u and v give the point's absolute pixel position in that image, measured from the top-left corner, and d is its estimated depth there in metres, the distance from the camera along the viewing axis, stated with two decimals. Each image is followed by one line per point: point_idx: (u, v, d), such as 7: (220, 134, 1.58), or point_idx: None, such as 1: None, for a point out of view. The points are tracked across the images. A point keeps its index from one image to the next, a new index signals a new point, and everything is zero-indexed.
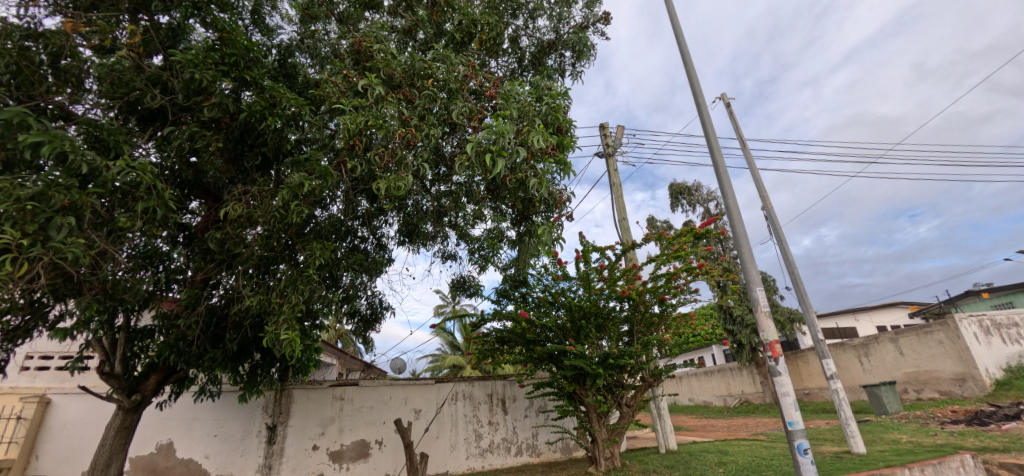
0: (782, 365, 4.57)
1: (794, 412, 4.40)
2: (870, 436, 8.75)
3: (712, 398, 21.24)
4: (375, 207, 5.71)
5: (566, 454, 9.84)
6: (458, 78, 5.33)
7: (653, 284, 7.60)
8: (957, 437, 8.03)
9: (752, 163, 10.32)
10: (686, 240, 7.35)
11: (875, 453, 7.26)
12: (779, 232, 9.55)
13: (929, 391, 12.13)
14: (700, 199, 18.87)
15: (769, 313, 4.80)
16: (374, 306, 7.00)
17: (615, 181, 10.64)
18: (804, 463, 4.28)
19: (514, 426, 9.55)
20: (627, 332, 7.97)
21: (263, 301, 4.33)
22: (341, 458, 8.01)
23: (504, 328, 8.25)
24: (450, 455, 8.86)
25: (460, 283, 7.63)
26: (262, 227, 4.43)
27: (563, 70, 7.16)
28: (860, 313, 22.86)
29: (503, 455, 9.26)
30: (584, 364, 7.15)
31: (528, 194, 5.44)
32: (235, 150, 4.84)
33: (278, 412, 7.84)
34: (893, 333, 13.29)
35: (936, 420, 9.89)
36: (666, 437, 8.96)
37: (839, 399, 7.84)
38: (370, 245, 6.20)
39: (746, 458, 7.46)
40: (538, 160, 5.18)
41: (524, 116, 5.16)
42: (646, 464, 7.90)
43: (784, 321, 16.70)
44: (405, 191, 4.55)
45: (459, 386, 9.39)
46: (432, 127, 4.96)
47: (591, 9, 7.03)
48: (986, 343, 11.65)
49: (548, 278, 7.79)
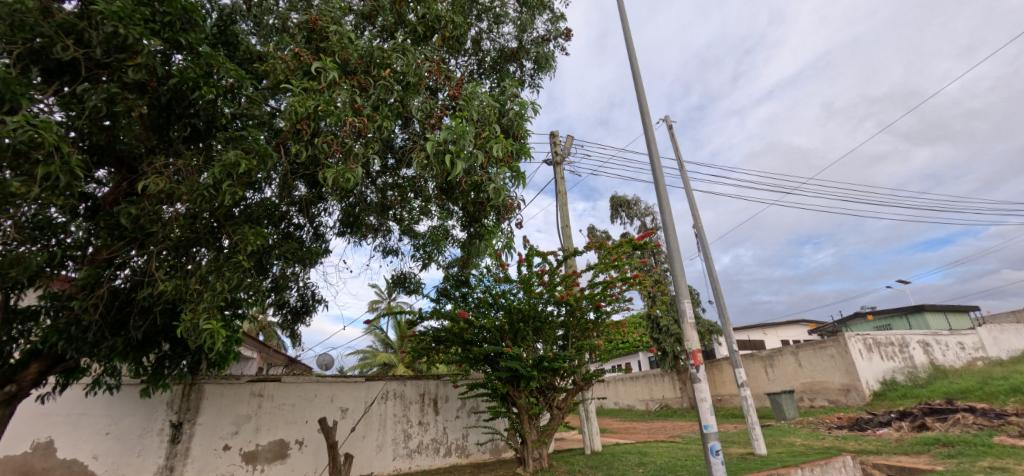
0: (702, 373, 4.93)
1: (710, 416, 4.74)
2: (770, 439, 9.67)
3: (636, 402, 22.40)
4: (315, 193, 5.54)
5: (495, 455, 9.95)
6: (418, 73, 5.22)
7: (591, 291, 7.85)
8: (841, 440, 9.11)
9: (688, 183, 11.04)
10: (624, 250, 7.70)
11: (775, 455, 8.05)
12: (706, 248, 10.30)
13: (820, 399, 13.69)
14: (638, 214, 19.84)
15: (693, 324, 5.17)
16: (306, 298, 6.63)
17: (562, 188, 10.94)
18: (715, 463, 4.62)
19: (444, 427, 9.47)
20: (563, 336, 8.18)
21: (180, 286, 3.92)
22: (255, 459, 7.48)
23: (441, 327, 8.17)
24: (377, 456, 8.58)
25: (400, 280, 7.46)
26: (185, 205, 4.06)
27: (523, 80, 7.27)
28: (768, 327, 25.33)
29: (431, 456, 9.14)
30: (519, 366, 7.22)
31: (480, 197, 5.46)
32: (160, 117, 4.39)
33: (186, 408, 7.14)
34: (794, 346, 14.77)
35: (825, 426, 11.14)
36: (592, 439, 9.28)
37: (747, 406, 8.52)
38: (307, 234, 5.91)
39: (664, 459, 7.94)
40: (492, 165, 5.21)
41: (483, 120, 5.17)
42: (572, 465, 8.16)
43: (705, 333, 17.99)
44: (353, 183, 4.37)
45: (391, 385, 9.14)
46: (385, 119, 4.84)
47: (555, 24, 7.19)
48: (868, 358, 13.22)
49: (490, 279, 7.81)
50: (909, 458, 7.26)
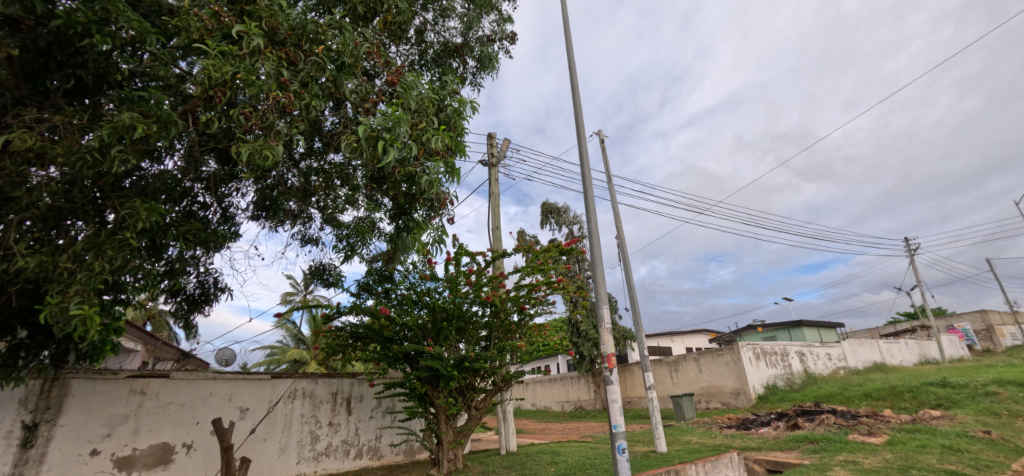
0: (615, 375, 5.19)
1: (619, 416, 5.01)
2: (671, 438, 10.46)
3: (552, 403, 23.10)
4: (227, 171, 5.06)
5: (409, 456, 9.71)
6: (355, 55, 4.97)
7: (516, 293, 7.95)
8: (729, 439, 10.12)
9: (615, 196, 11.63)
10: (550, 255, 7.92)
11: (673, 452, 8.73)
12: (626, 259, 10.93)
13: (714, 401, 15.11)
14: (566, 222, 20.53)
15: (609, 329, 5.44)
16: (206, 286, 6.00)
17: (496, 190, 11.01)
18: (621, 461, 4.88)
19: (356, 428, 9.05)
20: (486, 337, 8.20)
21: (45, 263, 3.34)
22: (130, 465, 6.59)
23: (360, 323, 7.81)
24: (278, 459, 7.96)
25: (318, 271, 7.02)
26: (61, 170, 3.54)
27: (464, 77, 7.21)
28: (675, 335, 27.43)
29: (340, 458, 8.68)
30: (439, 366, 7.11)
31: (411, 190, 5.31)
32: (35, 63, 3.73)
33: (44, 407, 6.05)
34: (696, 353, 16.12)
35: (717, 425, 12.29)
36: (509, 439, 9.39)
37: (653, 407, 9.13)
38: (213, 215, 5.36)
39: (575, 458, 8.26)
40: (427, 158, 5.08)
41: (422, 112, 5.04)
42: (487, 465, 8.19)
43: (620, 339, 19.04)
44: (271, 162, 4.05)
45: (300, 383, 8.56)
46: (314, 98, 4.54)
47: (501, 26, 7.22)
48: (756, 365, 14.82)
49: (416, 276, 7.65)
50: (783, 453, 8.24)
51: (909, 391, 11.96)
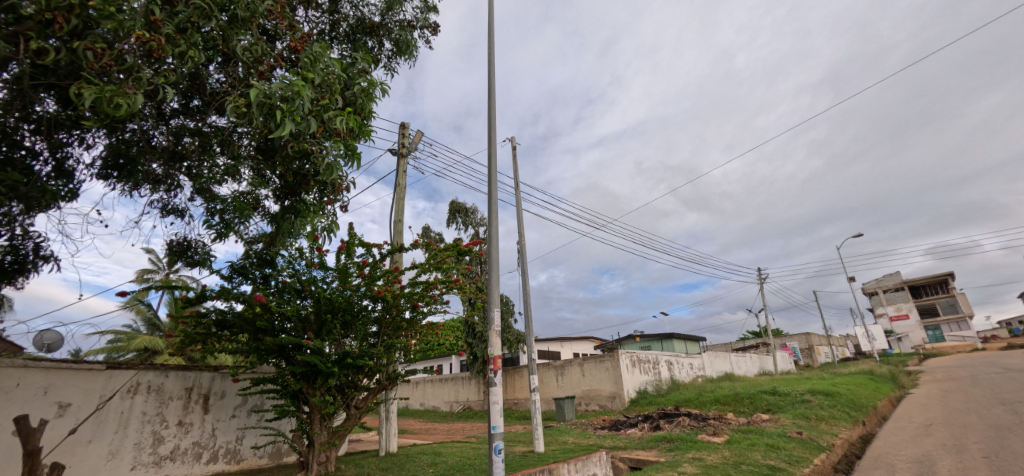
0: (499, 377, 5.28)
1: (498, 417, 5.09)
2: (550, 438, 10.96)
3: (441, 403, 22.88)
4: (68, 116, 4.13)
5: (275, 459, 8.90)
6: (251, 9, 4.42)
7: (410, 289, 7.71)
8: (601, 439, 10.91)
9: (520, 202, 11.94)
10: (450, 254, 7.84)
11: (549, 452, 9.16)
12: (525, 264, 11.27)
13: (593, 403, 16.23)
14: (473, 222, 20.56)
15: (498, 331, 5.52)
16: (22, 253, 4.82)
17: (402, 181, 10.62)
18: (496, 461, 4.95)
19: (213, 428, 8.03)
20: (374, 333, 7.81)
21: None
22: None
23: (230, 310, 6.96)
24: (105, 466, 6.70)
25: (182, 248, 6.10)
26: None
27: (378, 58, 6.85)
28: (564, 341, 28.95)
29: (188, 463, 7.61)
30: (318, 361, 6.60)
31: (304, 168, 4.88)
32: None
33: None
34: (580, 358, 17.14)
35: (593, 426, 13.17)
36: (388, 440, 9.06)
37: (535, 409, 9.47)
38: (43, 167, 4.36)
39: (454, 459, 8.26)
40: (326, 137, 4.72)
41: (325, 87, 4.67)
42: (362, 467, 7.81)
43: (513, 342, 19.53)
44: (127, 111, 3.43)
45: (144, 376, 7.34)
46: (192, 47, 3.96)
47: (423, 14, 7.01)
48: (631, 371, 16.22)
49: (301, 263, 7.03)
50: (644, 452, 9.09)
51: (748, 397, 14.01)
